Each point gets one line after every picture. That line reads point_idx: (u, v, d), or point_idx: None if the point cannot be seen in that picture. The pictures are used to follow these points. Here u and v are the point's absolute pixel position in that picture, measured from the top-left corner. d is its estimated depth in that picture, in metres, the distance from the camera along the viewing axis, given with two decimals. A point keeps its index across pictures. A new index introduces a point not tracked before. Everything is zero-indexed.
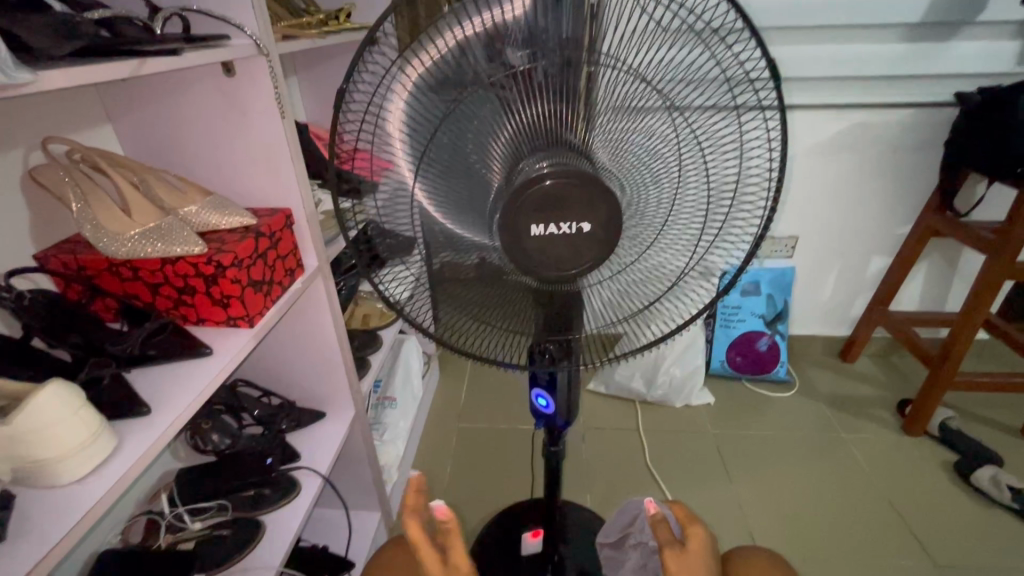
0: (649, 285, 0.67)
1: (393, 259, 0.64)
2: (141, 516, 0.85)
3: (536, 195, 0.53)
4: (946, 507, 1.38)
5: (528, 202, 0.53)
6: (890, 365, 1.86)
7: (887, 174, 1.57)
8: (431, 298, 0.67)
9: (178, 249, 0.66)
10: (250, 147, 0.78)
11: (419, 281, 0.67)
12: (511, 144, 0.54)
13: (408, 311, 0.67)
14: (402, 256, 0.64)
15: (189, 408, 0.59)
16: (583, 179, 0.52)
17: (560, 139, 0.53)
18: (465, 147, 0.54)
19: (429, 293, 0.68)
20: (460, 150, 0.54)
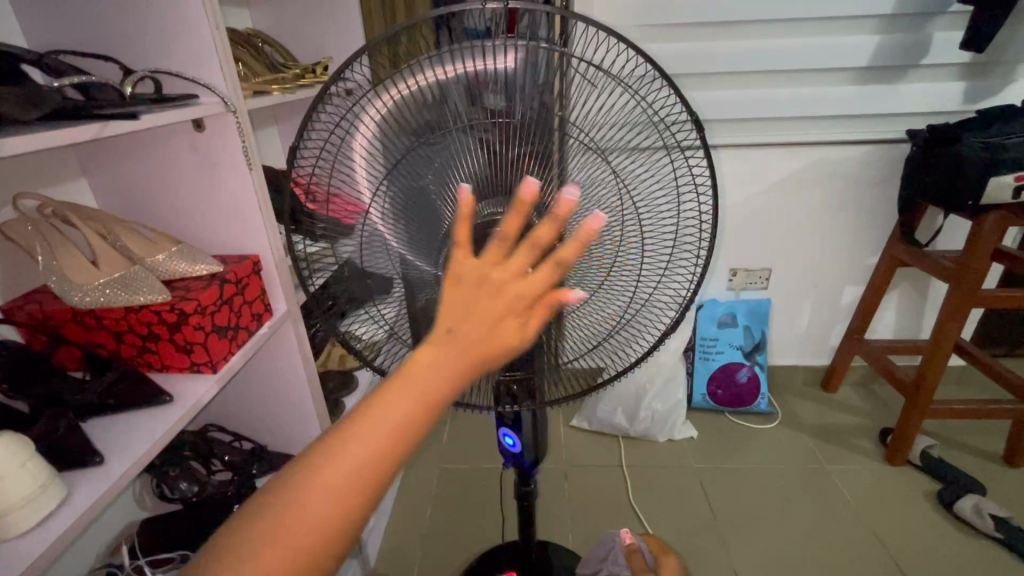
0: (601, 327, 0.68)
1: (358, 307, 0.67)
2: (101, 569, 0.82)
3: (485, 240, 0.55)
4: (932, 538, 1.37)
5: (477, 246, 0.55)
6: (871, 393, 1.87)
7: (850, 207, 1.62)
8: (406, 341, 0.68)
9: (142, 297, 0.68)
10: (221, 197, 0.81)
11: (390, 326, 0.68)
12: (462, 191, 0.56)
13: (377, 355, 0.70)
14: (373, 299, 0.65)
15: (144, 456, 0.59)
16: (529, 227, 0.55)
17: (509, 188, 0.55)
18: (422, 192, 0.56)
19: (399, 334, 0.69)
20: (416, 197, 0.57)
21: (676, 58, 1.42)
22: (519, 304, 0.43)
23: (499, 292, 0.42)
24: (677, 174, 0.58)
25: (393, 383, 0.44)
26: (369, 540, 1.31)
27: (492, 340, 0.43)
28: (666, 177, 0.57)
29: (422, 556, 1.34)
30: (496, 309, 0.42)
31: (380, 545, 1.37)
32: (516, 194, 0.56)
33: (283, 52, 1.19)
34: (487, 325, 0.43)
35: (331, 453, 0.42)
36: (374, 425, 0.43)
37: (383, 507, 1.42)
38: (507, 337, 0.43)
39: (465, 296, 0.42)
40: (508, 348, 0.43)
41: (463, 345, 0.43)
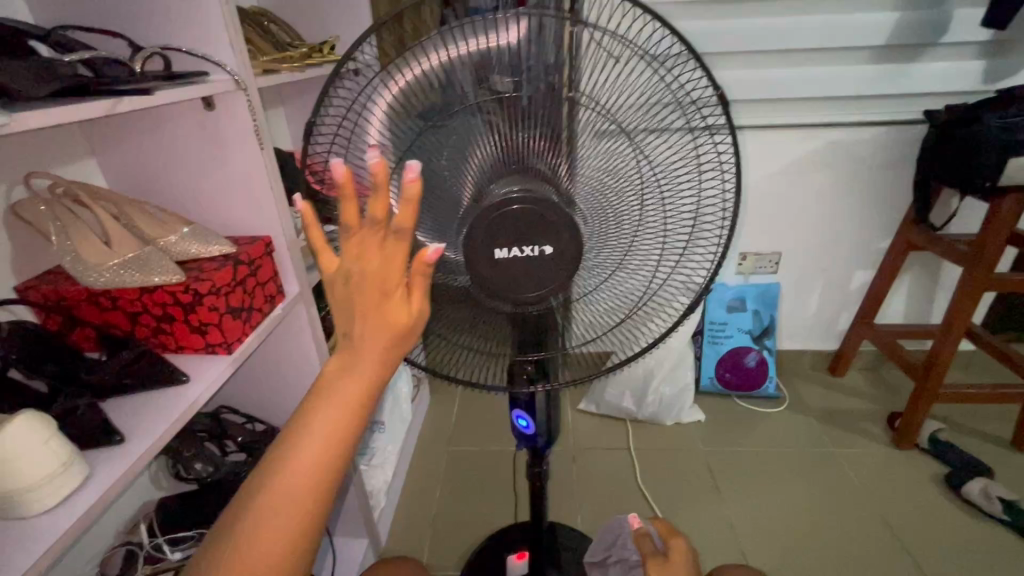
0: (620, 305, 0.68)
1: None
2: (120, 547, 0.83)
3: (503, 218, 0.55)
4: (938, 520, 1.37)
5: (496, 225, 0.55)
6: (878, 378, 1.87)
7: (864, 190, 1.60)
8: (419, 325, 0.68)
9: (157, 277, 0.67)
10: (232, 178, 0.80)
11: None
12: (480, 169, 0.55)
13: None
14: None
15: (163, 436, 0.59)
16: (546, 204, 0.54)
17: (528, 166, 0.55)
18: (440, 171, 0.55)
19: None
20: (432, 176, 0.55)
21: (688, 36, 1.39)
22: (382, 285, 0.42)
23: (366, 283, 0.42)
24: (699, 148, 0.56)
25: (313, 400, 0.44)
26: (380, 520, 1.35)
27: (386, 328, 0.43)
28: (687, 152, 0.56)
29: (432, 537, 1.36)
30: (368, 298, 0.42)
31: (390, 525, 1.38)
32: (534, 173, 0.55)
33: (290, 30, 1.17)
34: (371, 313, 0.42)
35: (269, 480, 0.42)
36: (303, 444, 0.43)
37: (393, 489, 1.43)
38: (397, 317, 0.43)
39: (340, 295, 0.43)
40: (401, 328, 0.43)
41: (356, 341, 0.43)
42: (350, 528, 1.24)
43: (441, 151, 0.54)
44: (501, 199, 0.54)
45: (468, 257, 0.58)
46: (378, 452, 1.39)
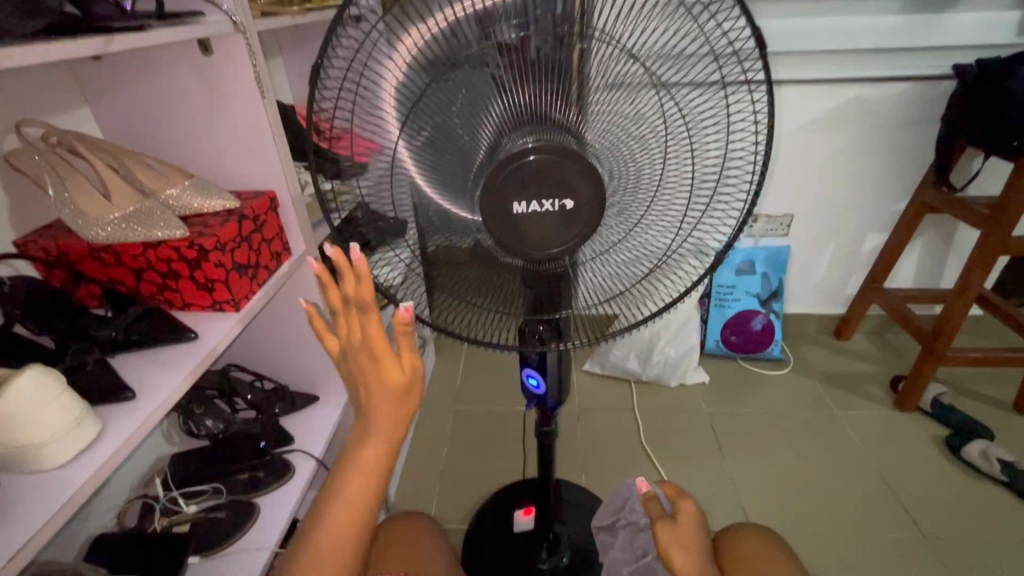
0: (639, 265, 0.67)
1: (383, 245, 0.63)
2: (136, 499, 0.84)
3: (519, 170, 0.52)
4: (936, 480, 1.40)
5: (514, 178, 0.53)
6: (884, 342, 1.86)
7: (884, 150, 1.55)
8: (426, 281, 0.66)
9: (160, 232, 0.65)
10: (233, 130, 0.76)
11: (411, 266, 0.65)
12: (496, 119, 0.53)
13: (400, 294, 0.66)
14: (392, 240, 0.62)
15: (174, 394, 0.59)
16: (567, 153, 0.52)
17: (546, 116, 0.52)
18: (454, 123, 0.53)
19: (423, 267, 0.65)
20: (447, 127, 0.53)
21: None
22: (369, 354, 0.51)
23: (364, 360, 0.51)
24: (734, 102, 0.53)
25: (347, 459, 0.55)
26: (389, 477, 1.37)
27: (390, 392, 0.52)
28: (721, 107, 0.53)
29: (440, 493, 1.39)
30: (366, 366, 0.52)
31: (399, 482, 1.41)
32: (552, 124, 0.53)
33: None
34: (373, 380, 0.52)
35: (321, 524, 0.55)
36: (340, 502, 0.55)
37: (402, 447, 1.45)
38: (394, 377, 0.52)
39: (348, 368, 0.53)
40: (400, 385, 0.53)
41: (367, 409, 0.53)
42: None
43: (455, 98, 0.52)
44: (517, 150, 0.52)
45: (483, 213, 0.55)
46: None
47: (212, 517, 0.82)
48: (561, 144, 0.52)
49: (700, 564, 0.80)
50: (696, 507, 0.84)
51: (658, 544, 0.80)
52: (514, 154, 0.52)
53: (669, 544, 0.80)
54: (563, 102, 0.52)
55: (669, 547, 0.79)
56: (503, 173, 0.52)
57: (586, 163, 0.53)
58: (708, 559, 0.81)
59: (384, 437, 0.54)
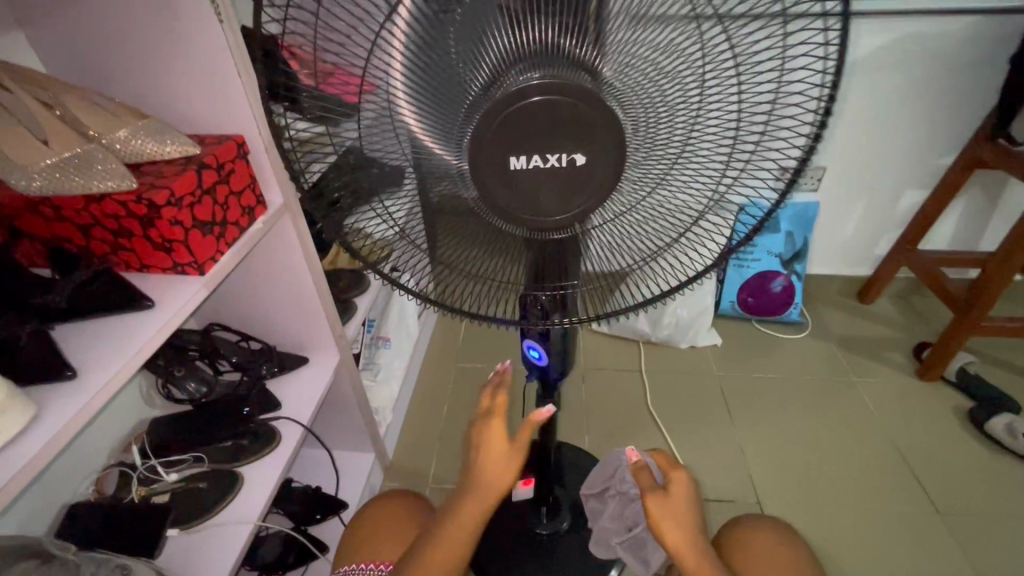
0: (652, 237, 0.57)
1: (373, 196, 0.53)
2: (113, 467, 0.79)
3: (520, 115, 0.43)
4: (954, 453, 1.35)
5: (512, 125, 0.44)
6: (910, 306, 1.76)
7: (936, 96, 1.39)
8: (427, 234, 0.57)
9: (101, 183, 0.56)
10: (190, 61, 0.65)
11: (410, 218, 0.56)
12: (495, 49, 0.41)
13: (399, 247, 0.59)
14: (388, 190, 0.53)
15: (121, 374, 0.52)
16: (580, 95, 0.43)
17: (557, 45, 0.42)
18: (444, 53, 0.42)
19: (422, 223, 0.56)
20: (435, 60, 0.42)
21: None
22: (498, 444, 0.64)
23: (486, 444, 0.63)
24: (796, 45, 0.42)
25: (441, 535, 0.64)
26: (386, 436, 1.33)
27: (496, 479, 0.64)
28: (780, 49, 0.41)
29: (438, 453, 1.35)
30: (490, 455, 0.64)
31: (397, 440, 1.38)
32: (562, 56, 0.42)
33: None
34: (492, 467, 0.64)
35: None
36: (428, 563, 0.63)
37: (399, 407, 1.40)
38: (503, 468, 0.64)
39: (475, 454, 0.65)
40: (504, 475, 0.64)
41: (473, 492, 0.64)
42: (353, 445, 1.21)
43: (446, 20, 0.40)
44: (519, 89, 0.42)
45: (473, 165, 0.46)
46: (383, 367, 1.37)
47: (195, 487, 0.79)
48: (573, 83, 0.42)
49: (693, 539, 0.74)
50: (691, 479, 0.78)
51: (646, 516, 0.74)
52: (514, 94, 0.43)
53: (660, 515, 0.73)
54: (583, 29, 0.41)
55: (661, 519, 0.73)
56: (497, 121, 0.44)
57: (602, 106, 0.43)
58: (703, 535, 0.75)
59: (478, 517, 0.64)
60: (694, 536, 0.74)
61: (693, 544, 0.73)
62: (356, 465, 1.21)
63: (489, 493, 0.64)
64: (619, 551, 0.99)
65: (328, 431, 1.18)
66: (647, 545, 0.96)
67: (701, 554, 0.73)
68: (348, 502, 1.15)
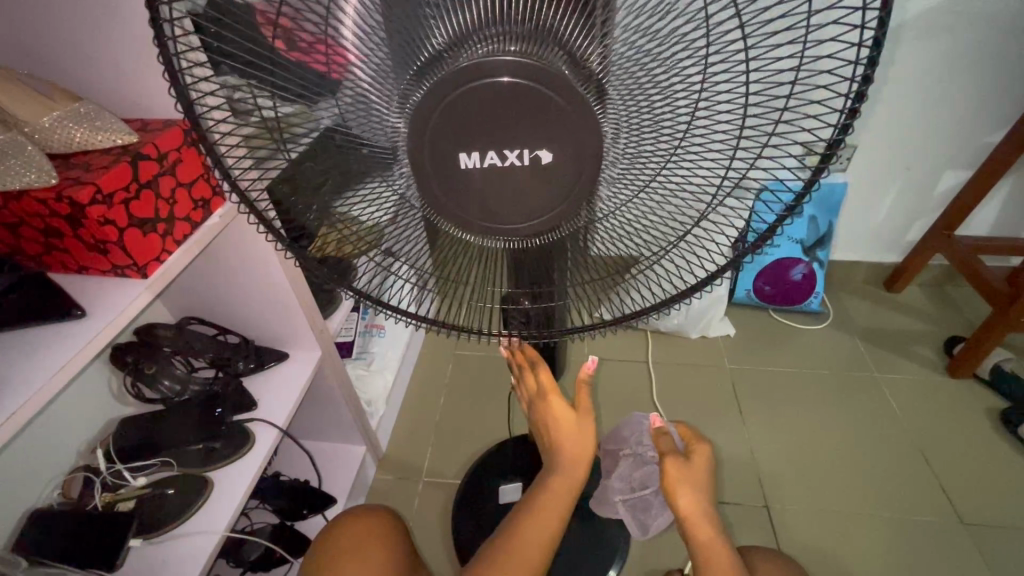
0: (645, 242, 0.49)
1: (367, 176, 0.44)
2: (79, 472, 0.77)
3: (479, 93, 0.37)
4: (983, 459, 1.27)
5: (469, 105, 0.38)
6: (941, 294, 1.64)
7: (986, 66, 1.24)
8: (422, 218, 0.48)
9: (15, 181, 0.49)
10: (126, 38, 0.58)
11: (404, 200, 0.47)
12: (460, 14, 0.35)
13: (392, 235, 0.50)
14: (379, 172, 0.44)
15: (36, 396, 0.48)
16: (540, 78, 0.36)
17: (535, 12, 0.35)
18: (411, 24, 0.36)
19: (421, 216, 0.49)
20: (395, 23, 0.36)
21: None
22: (559, 400, 0.68)
23: (561, 445, 0.68)
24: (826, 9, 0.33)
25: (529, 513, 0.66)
26: (380, 428, 1.29)
27: (570, 432, 0.68)
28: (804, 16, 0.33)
29: (435, 445, 1.31)
30: (560, 412, 0.68)
31: (393, 430, 1.34)
32: (544, 25, 0.36)
33: None
34: (569, 424, 0.68)
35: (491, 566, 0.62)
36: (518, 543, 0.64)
37: (395, 397, 1.36)
38: (572, 422, 0.68)
39: (548, 419, 0.69)
40: (575, 427, 0.68)
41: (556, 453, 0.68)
42: (343, 438, 1.17)
43: None
44: (484, 62, 0.36)
45: (427, 155, 0.40)
46: (377, 357, 1.32)
47: (162, 493, 0.76)
48: (538, 59, 0.36)
49: (707, 509, 0.67)
50: (712, 454, 0.71)
51: (662, 477, 0.67)
52: (470, 67, 0.36)
53: (677, 479, 0.66)
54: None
55: (677, 483, 0.66)
56: (439, 110, 0.38)
57: (566, 86, 0.37)
58: (716, 506, 0.69)
59: (572, 472, 0.68)
60: (708, 507, 0.67)
61: (705, 511, 0.66)
62: (348, 458, 1.17)
63: (561, 499, 0.67)
64: (621, 511, 0.85)
65: (316, 425, 1.14)
66: (653, 509, 0.84)
67: (714, 522, 0.67)
68: (337, 495, 1.11)
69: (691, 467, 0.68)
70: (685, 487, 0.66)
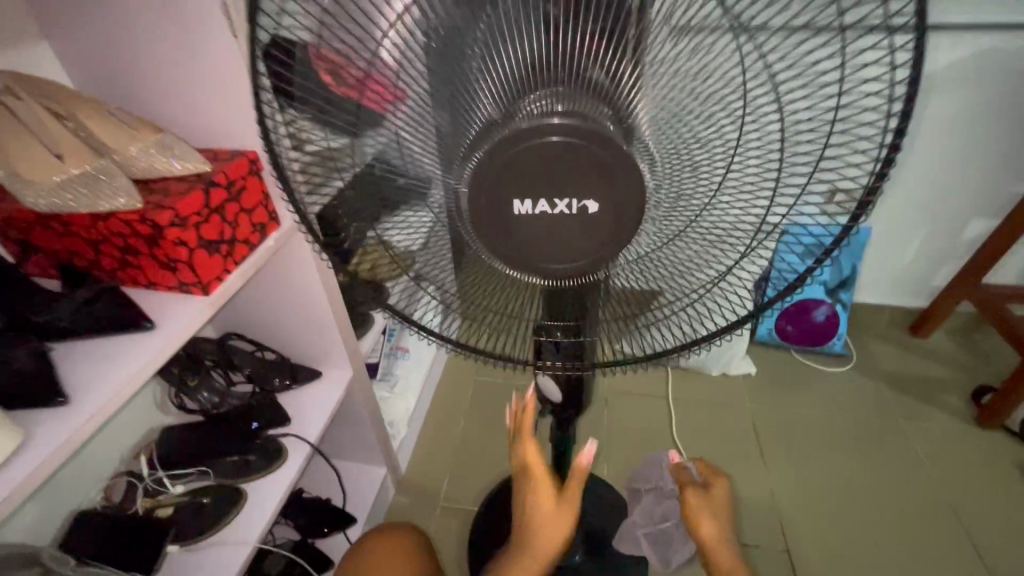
0: (680, 283, 0.51)
1: (401, 209, 0.48)
2: (122, 475, 0.81)
3: (537, 150, 0.40)
4: (1013, 513, 1.24)
5: (529, 160, 0.41)
6: (969, 342, 1.62)
7: (1010, 121, 1.26)
8: (451, 255, 0.53)
9: (107, 202, 0.55)
10: (208, 75, 0.64)
11: (434, 233, 0.51)
12: (515, 81, 0.39)
13: (419, 264, 0.54)
14: (413, 204, 0.48)
15: (110, 402, 0.52)
16: (592, 138, 0.39)
17: (580, 77, 0.38)
18: (450, 88, 0.39)
19: (449, 244, 0.52)
20: (453, 93, 0.39)
21: None
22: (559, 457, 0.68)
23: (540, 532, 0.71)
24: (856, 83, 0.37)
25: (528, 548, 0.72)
26: (401, 450, 1.31)
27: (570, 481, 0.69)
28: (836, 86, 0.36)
29: (454, 471, 1.32)
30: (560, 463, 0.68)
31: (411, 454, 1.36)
32: (589, 87, 0.39)
33: None
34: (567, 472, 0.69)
35: None
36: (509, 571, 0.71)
37: (415, 420, 1.38)
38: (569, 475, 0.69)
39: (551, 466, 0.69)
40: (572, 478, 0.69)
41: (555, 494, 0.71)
42: (365, 458, 1.19)
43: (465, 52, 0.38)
44: (538, 124, 0.39)
45: (488, 201, 0.43)
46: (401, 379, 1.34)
47: (200, 502, 0.78)
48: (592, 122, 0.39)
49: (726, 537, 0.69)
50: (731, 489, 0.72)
51: (680, 504, 0.68)
52: (527, 129, 0.39)
53: (697, 509, 0.67)
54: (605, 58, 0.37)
55: (698, 512, 0.67)
56: (497, 165, 0.41)
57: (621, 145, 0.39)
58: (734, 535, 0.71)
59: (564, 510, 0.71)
60: (728, 536, 0.69)
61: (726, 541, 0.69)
62: (369, 479, 1.19)
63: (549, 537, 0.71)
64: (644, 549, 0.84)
65: (340, 443, 1.16)
66: (677, 543, 0.85)
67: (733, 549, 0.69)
68: (358, 517, 1.13)
69: (712, 497, 0.69)
70: (704, 515, 0.68)
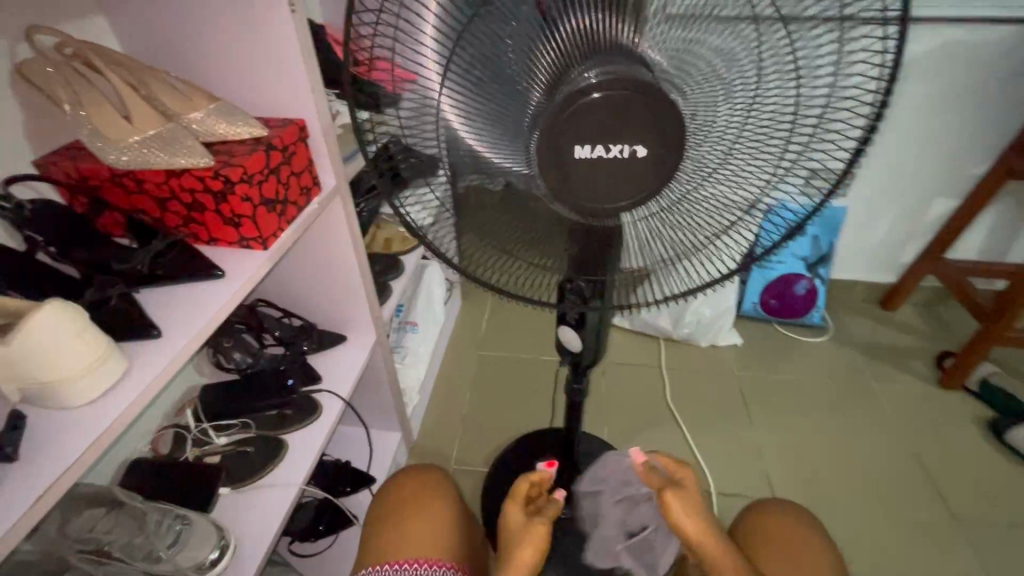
0: (697, 229, 0.59)
1: (416, 180, 0.57)
2: (168, 428, 0.87)
3: (584, 108, 0.46)
4: (971, 462, 1.37)
5: (581, 117, 0.47)
6: (933, 314, 1.76)
7: (971, 107, 1.38)
8: (456, 226, 0.62)
9: (183, 160, 0.60)
10: (261, 46, 0.68)
11: (442, 207, 0.61)
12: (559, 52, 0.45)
13: (431, 237, 0.62)
14: (425, 177, 0.57)
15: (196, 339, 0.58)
16: (633, 95, 0.46)
17: (616, 46, 0.45)
18: (501, 49, 0.45)
19: (453, 215, 0.61)
20: (496, 65, 0.46)
21: None
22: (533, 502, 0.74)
23: None
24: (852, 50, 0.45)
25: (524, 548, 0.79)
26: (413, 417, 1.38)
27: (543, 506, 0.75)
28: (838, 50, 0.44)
29: (462, 437, 1.39)
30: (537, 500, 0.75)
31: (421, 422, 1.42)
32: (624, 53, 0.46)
33: None
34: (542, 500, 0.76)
35: None
36: None
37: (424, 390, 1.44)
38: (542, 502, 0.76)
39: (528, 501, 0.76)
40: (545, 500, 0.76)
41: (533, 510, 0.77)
42: (381, 423, 1.26)
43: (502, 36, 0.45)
44: (583, 85, 0.45)
45: (543, 151, 0.49)
46: (412, 351, 1.40)
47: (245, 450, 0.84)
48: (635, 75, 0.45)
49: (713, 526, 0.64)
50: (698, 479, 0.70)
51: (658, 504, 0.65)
52: (577, 89, 0.45)
53: (676, 499, 0.64)
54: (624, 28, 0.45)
55: (677, 504, 0.64)
56: (560, 116, 0.47)
57: (657, 99, 0.46)
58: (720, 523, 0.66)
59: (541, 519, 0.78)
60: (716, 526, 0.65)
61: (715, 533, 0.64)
62: (386, 443, 1.25)
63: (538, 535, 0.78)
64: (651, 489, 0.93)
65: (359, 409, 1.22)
66: None
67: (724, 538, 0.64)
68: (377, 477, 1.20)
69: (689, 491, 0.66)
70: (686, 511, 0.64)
